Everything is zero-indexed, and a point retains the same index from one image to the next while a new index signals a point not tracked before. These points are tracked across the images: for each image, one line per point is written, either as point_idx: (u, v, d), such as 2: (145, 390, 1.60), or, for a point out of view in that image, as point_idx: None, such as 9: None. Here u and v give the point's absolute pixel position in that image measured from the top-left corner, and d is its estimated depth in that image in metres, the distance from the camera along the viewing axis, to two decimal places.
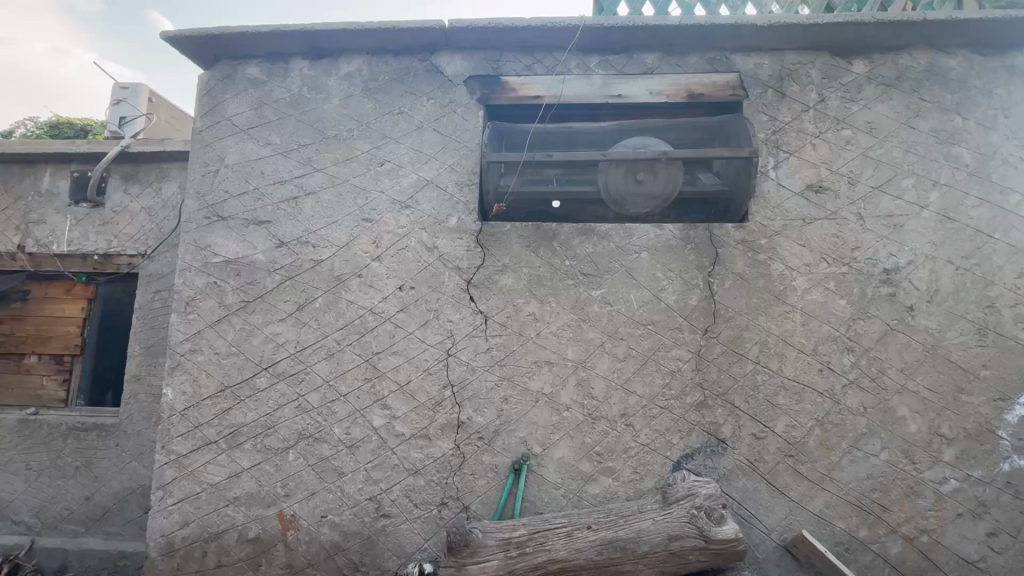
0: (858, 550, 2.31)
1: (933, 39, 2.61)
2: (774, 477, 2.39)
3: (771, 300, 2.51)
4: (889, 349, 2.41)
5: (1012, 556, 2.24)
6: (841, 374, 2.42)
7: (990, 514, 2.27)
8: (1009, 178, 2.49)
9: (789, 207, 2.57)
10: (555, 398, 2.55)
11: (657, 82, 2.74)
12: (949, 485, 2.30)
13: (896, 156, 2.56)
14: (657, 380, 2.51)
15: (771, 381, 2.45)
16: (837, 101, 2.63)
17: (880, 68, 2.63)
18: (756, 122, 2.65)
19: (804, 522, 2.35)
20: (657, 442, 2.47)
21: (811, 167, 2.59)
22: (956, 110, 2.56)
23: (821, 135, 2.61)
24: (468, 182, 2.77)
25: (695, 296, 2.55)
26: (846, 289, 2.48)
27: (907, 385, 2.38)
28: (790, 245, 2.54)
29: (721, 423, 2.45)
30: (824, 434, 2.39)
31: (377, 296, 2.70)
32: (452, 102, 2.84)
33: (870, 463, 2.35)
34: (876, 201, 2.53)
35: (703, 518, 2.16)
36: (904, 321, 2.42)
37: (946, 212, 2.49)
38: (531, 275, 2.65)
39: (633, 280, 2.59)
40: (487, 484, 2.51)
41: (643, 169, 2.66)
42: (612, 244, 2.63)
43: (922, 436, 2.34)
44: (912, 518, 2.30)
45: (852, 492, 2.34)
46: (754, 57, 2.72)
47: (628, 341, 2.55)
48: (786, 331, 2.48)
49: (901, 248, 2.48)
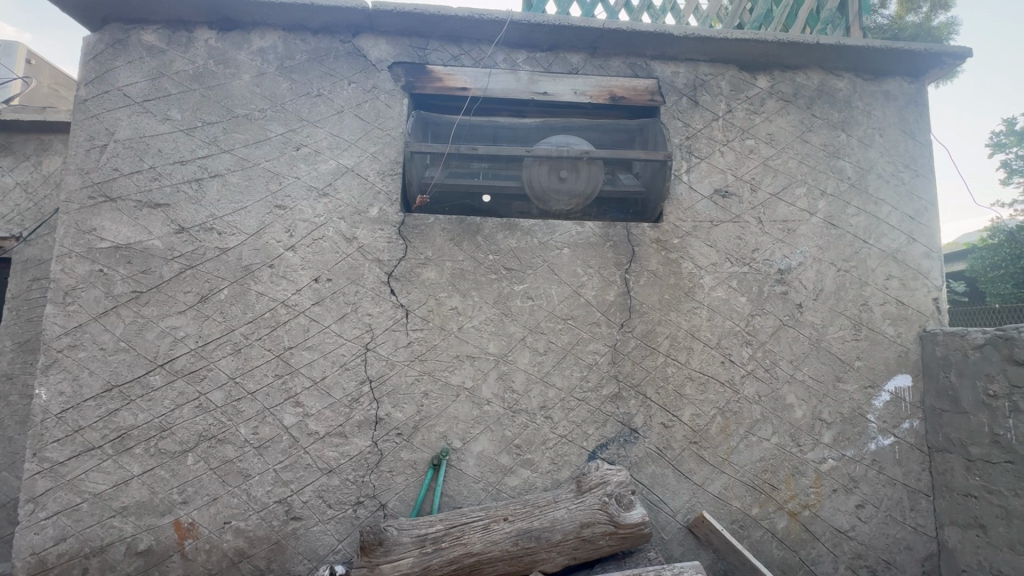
0: (750, 526, 2.52)
1: (824, 62, 2.87)
2: (680, 463, 2.54)
3: (681, 296, 2.66)
4: (781, 342, 2.64)
5: (875, 525, 2.54)
6: (741, 366, 2.62)
7: (859, 488, 2.56)
8: (882, 190, 2.80)
9: (699, 209, 2.73)
10: (476, 392, 2.55)
11: (581, 82, 2.80)
12: (827, 464, 2.57)
13: (792, 166, 2.80)
14: (575, 373, 2.58)
15: (680, 373, 2.60)
16: (742, 113, 2.83)
17: (780, 85, 2.87)
18: (672, 128, 2.79)
19: (705, 504, 2.52)
20: (574, 433, 2.54)
21: (719, 172, 2.77)
22: (842, 128, 2.84)
23: (728, 143, 2.80)
24: (390, 172, 2.68)
25: (613, 291, 2.65)
26: (746, 287, 2.68)
27: (795, 374, 2.62)
28: (699, 246, 2.70)
29: (634, 414, 2.57)
30: (724, 421, 2.58)
31: (290, 288, 2.55)
32: (375, 88, 2.74)
33: (762, 447, 2.57)
34: (773, 207, 2.75)
35: (613, 505, 2.25)
36: (794, 317, 2.67)
37: (831, 219, 2.76)
38: (454, 269, 2.62)
39: (555, 276, 2.65)
40: (406, 481, 2.47)
41: (566, 167, 2.72)
42: (534, 239, 2.66)
43: (807, 421, 2.59)
44: (797, 495, 2.55)
45: (747, 474, 2.55)
46: (672, 65, 2.86)
47: (549, 335, 2.60)
48: (693, 325, 2.64)
49: (793, 251, 2.72)
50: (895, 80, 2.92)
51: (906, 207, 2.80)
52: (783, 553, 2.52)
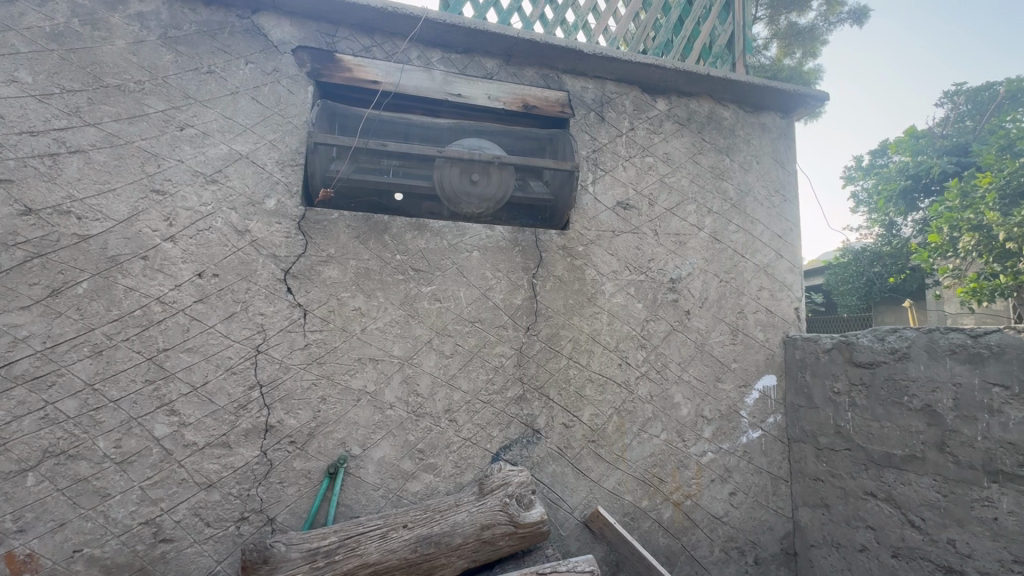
0: (640, 518, 2.70)
1: (713, 92, 3.18)
2: (578, 461, 2.66)
3: (584, 301, 2.78)
4: (671, 345, 2.87)
5: (745, 509, 2.84)
6: (636, 367, 2.80)
7: (732, 478, 2.84)
8: (758, 211, 3.15)
9: (602, 219, 2.88)
10: (378, 396, 2.46)
11: (495, 87, 2.83)
12: (706, 457, 2.82)
13: (684, 184, 3.05)
14: (481, 376, 2.59)
15: (581, 374, 2.72)
16: (643, 132, 3.03)
17: (676, 109, 3.12)
18: (580, 140, 2.92)
19: (601, 499, 2.66)
20: (478, 436, 2.55)
21: (621, 186, 2.94)
22: (727, 153, 3.16)
23: (630, 159, 2.98)
24: (291, 162, 2.52)
25: (520, 295, 2.71)
26: (642, 294, 2.87)
27: (682, 375, 2.85)
28: (601, 254, 2.85)
29: (537, 415, 2.64)
30: (620, 420, 2.74)
31: (168, 283, 2.29)
32: (277, 71, 2.56)
33: (652, 443, 2.76)
34: (667, 221, 2.98)
35: (514, 505, 2.28)
36: (683, 323, 2.90)
37: (716, 235, 3.05)
38: (359, 268, 2.52)
39: (463, 278, 2.65)
40: (298, 492, 2.32)
41: (478, 170, 2.73)
42: (444, 241, 2.65)
43: (691, 418, 2.83)
44: (681, 486, 2.77)
45: (638, 469, 2.73)
46: (581, 80, 2.99)
47: (456, 338, 2.59)
48: (594, 329, 2.77)
49: (684, 262, 2.97)
50: (771, 114, 3.31)
51: (776, 226, 3.18)
52: (667, 541, 2.72)
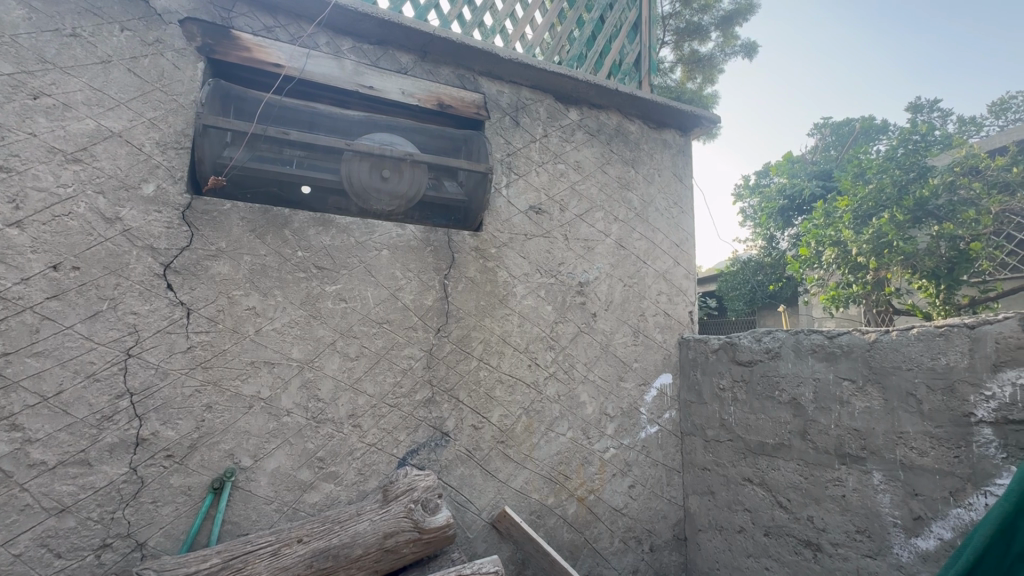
0: (545, 515, 2.77)
1: (621, 107, 3.36)
2: (486, 462, 2.66)
3: (495, 303, 2.80)
4: (579, 347, 2.98)
5: (642, 500, 3.02)
6: (544, 368, 2.87)
7: (632, 471, 3.01)
8: (659, 221, 3.37)
9: (515, 222, 2.93)
10: (273, 402, 2.29)
11: (409, 83, 2.77)
12: (609, 452, 2.97)
13: (593, 193, 3.19)
14: (388, 379, 2.51)
15: (491, 376, 2.73)
16: (556, 139, 3.12)
17: (587, 119, 3.25)
18: (494, 143, 2.94)
19: (508, 498, 2.69)
20: (384, 441, 2.47)
21: (533, 190, 3.01)
22: (632, 165, 3.35)
23: (543, 165, 3.06)
24: (175, 145, 2.27)
25: (431, 296, 2.66)
26: (552, 297, 2.95)
27: (588, 375, 2.97)
28: (513, 256, 2.89)
29: (446, 417, 2.61)
30: (528, 420, 2.79)
31: (11, 275, 1.94)
32: (160, 43, 2.29)
33: (559, 441, 2.85)
34: (577, 227, 3.10)
35: (418, 510, 2.22)
36: (589, 324, 3.03)
37: (621, 242, 3.21)
38: (254, 264, 2.33)
39: (371, 278, 2.55)
40: (176, 511, 2.08)
41: (389, 167, 2.64)
42: (351, 238, 2.53)
43: (595, 416, 2.96)
44: (585, 482, 2.88)
45: (545, 467, 2.80)
46: (497, 84, 3.02)
47: (361, 340, 2.49)
48: (505, 330, 2.80)
49: (591, 266, 3.10)
50: (672, 132, 3.56)
51: (674, 236, 3.42)
52: (572, 535, 2.81)
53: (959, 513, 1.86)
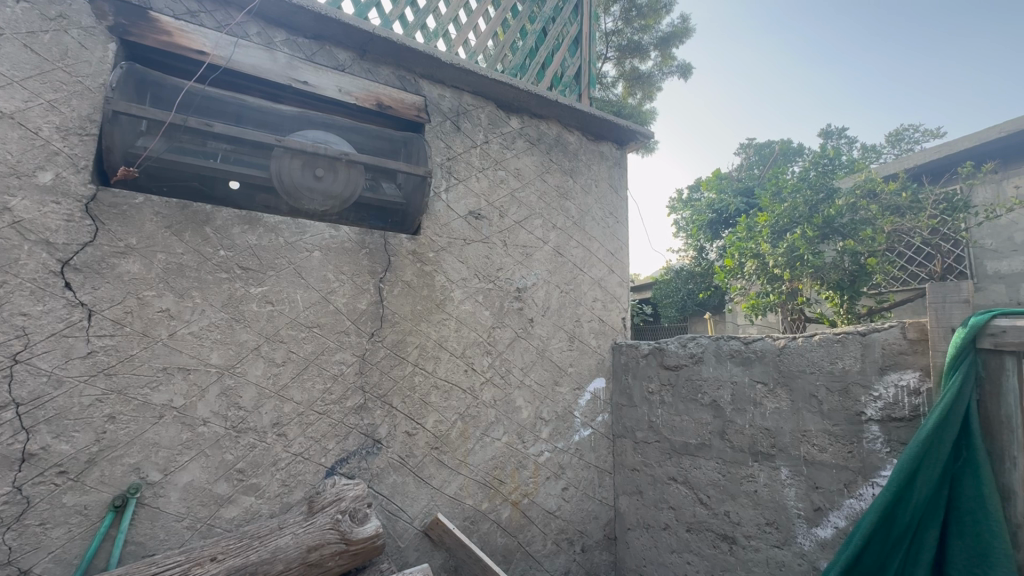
0: (479, 520, 2.77)
1: (561, 118, 3.45)
2: (420, 469, 2.63)
3: (432, 307, 2.78)
4: (515, 352, 3.01)
5: (575, 502, 3.09)
6: (480, 373, 2.87)
7: (565, 474, 3.08)
8: (595, 230, 3.48)
9: (454, 227, 2.92)
10: (188, 411, 2.14)
11: (347, 80, 2.70)
12: (543, 456, 3.01)
13: (533, 200, 3.24)
14: (317, 385, 2.42)
15: (426, 381, 2.70)
16: (496, 146, 3.15)
17: (527, 128, 3.31)
18: (434, 146, 2.92)
19: (441, 505, 2.67)
20: (311, 450, 2.37)
21: (473, 196, 3.01)
22: (571, 174, 3.44)
23: (483, 170, 3.08)
24: (78, 131, 2.08)
25: (365, 300, 2.60)
26: (489, 302, 2.97)
27: (524, 380, 3.01)
28: (451, 261, 2.88)
29: (378, 424, 2.54)
30: (463, 425, 2.78)
31: None
32: (63, 19, 2.09)
33: (494, 446, 2.86)
34: (516, 233, 3.14)
35: (346, 521, 2.14)
36: (526, 330, 3.07)
37: (559, 249, 3.29)
38: (169, 263, 2.17)
39: (301, 280, 2.45)
40: (69, 534, 1.89)
41: (323, 165, 2.55)
42: (279, 238, 2.43)
43: (530, 420, 2.99)
44: (519, 486, 2.91)
45: (479, 473, 2.80)
46: (438, 88, 3.00)
47: (289, 344, 2.38)
48: (441, 335, 2.78)
49: (529, 273, 3.14)
50: (609, 144, 3.70)
51: (610, 244, 3.54)
52: (505, 540, 2.83)
53: (852, 503, 2.06)
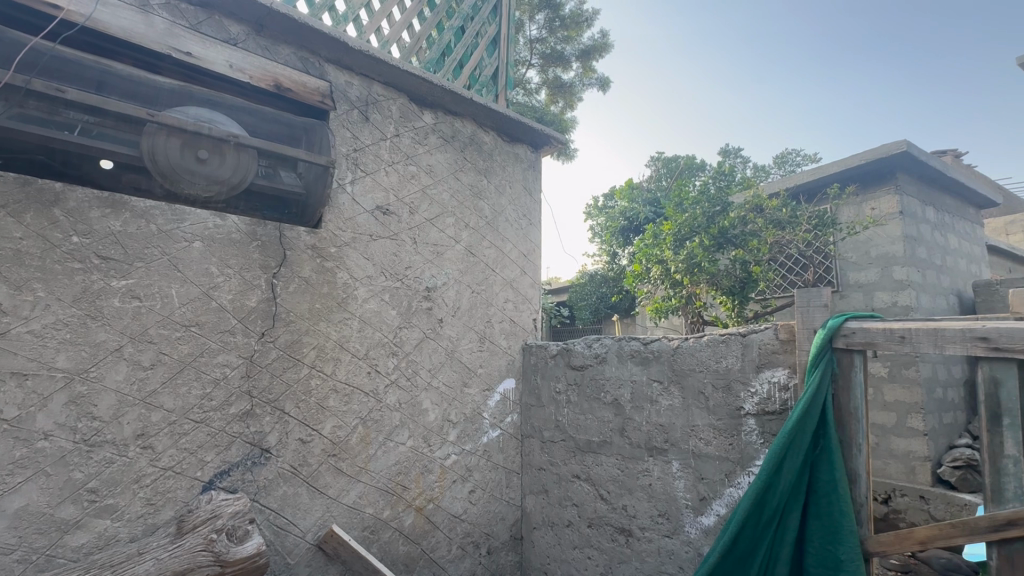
0: (380, 529, 2.66)
1: (476, 117, 3.42)
2: (314, 479, 2.46)
3: (333, 306, 2.61)
4: (423, 353, 2.92)
5: (481, 505, 3.06)
6: (385, 375, 2.75)
7: (472, 476, 3.04)
8: (508, 231, 3.49)
9: (359, 221, 2.78)
10: (24, 424, 1.83)
11: (239, 56, 2.46)
12: (450, 459, 2.95)
13: (445, 198, 3.18)
14: (193, 391, 2.18)
15: (324, 385, 2.53)
16: (408, 140, 3.05)
17: (441, 124, 3.24)
18: (339, 136, 2.76)
19: (338, 516, 2.52)
20: (184, 463, 2.13)
21: (381, 190, 2.89)
22: (485, 174, 3.42)
23: (393, 164, 2.96)
24: None
25: (254, 297, 2.39)
26: (396, 301, 2.86)
27: (431, 382, 2.92)
28: (356, 257, 2.73)
29: (267, 432, 2.35)
30: (365, 431, 2.64)
31: None
32: None
33: (398, 451, 2.75)
34: (426, 231, 3.05)
35: (222, 541, 1.94)
36: (435, 330, 2.99)
37: (470, 249, 3.25)
38: (3, 250, 1.84)
39: (177, 273, 2.20)
40: None
41: (207, 147, 2.30)
42: (151, 225, 2.16)
43: (437, 423, 2.92)
44: (424, 491, 2.83)
45: (381, 479, 2.68)
46: (345, 74, 2.84)
47: (160, 345, 2.12)
48: (342, 336, 2.63)
49: (439, 272, 3.07)
50: (524, 147, 3.72)
51: (523, 246, 3.57)
52: (407, 548, 2.74)
53: (732, 491, 2.22)
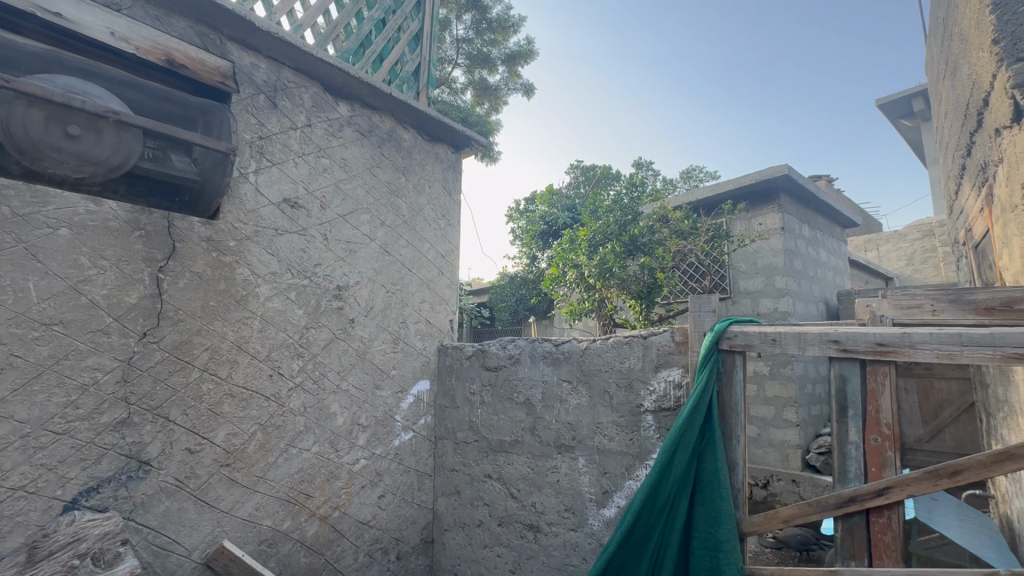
0: (279, 542, 2.51)
1: (395, 113, 3.34)
2: (204, 492, 2.27)
3: (230, 304, 2.42)
4: (332, 354, 2.79)
5: (391, 510, 2.99)
6: (289, 378, 2.60)
7: (383, 481, 2.96)
8: (426, 231, 3.44)
9: (263, 214, 2.60)
10: None
11: (123, 24, 2.19)
12: (358, 464, 2.85)
13: (360, 194, 3.07)
14: (55, 399, 1.92)
15: (217, 389, 2.34)
16: (320, 131, 2.91)
17: (357, 117, 3.12)
18: (242, 121, 2.57)
19: (230, 530, 2.34)
20: (41, 481, 1.87)
21: (289, 182, 2.73)
22: (403, 172, 3.34)
23: (303, 155, 2.81)
24: None
25: (135, 293, 2.15)
26: (303, 300, 2.71)
27: (340, 384, 2.81)
28: (258, 252, 2.56)
29: (147, 443, 2.13)
30: (264, 438, 2.48)
31: None
32: None
33: (301, 458, 2.61)
34: (338, 227, 2.92)
35: (86, 567, 1.74)
36: (346, 331, 2.87)
37: (386, 248, 3.16)
38: None
39: (36, 265, 1.93)
40: None
41: (79, 122, 2.00)
42: (3, 208, 1.88)
43: (346, 427, 2.81)
44: (329, 499, 2.71)
45: (281, 489, 2.53)
46: (251, 56, 2.66)
47: (12, 346, 1.85)
48: (241, 336, 2.44)
49: (352, 270, 2.96)
50: (444, 147, 3.70)
51: (440, 246, 3.54)
52: (309, 559, 2.61)
53: (631, 484, 2.37)
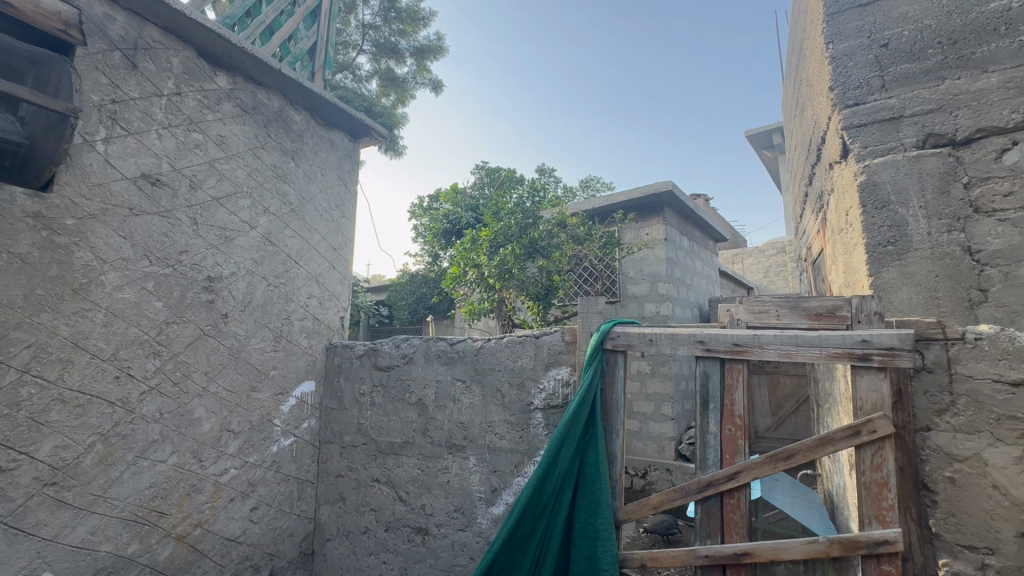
0: (121, 569, 2.17)
1: (285, 92, 3.08)
2: (19, 518, 1.90)
3: (65, 293, 2.05)
4: (197, 353, 2.49)
5: (265, 522, 2.74)
6: (141, 381, 2.27)
7: (256, 492, 2.71)
8: (316, 221, 3.22)
9: (112, 189, 2.24)
10: None
11: None
12: (226, 475, 2.58)
13: (239, 176, 2.77)
14: None
15: (43, 395, 1.97)
16: (192, 102, 2.58)
17: (239, 92, 2.82)
18: (89, 79, 2.19)
19: (55, 561, 1.98)
20: None
21: (150, 156, 2.39)
22: (292, 156, 3.09)
23: (169, 127, 2.48)
24: None
25: None
26: (164, 291, 2.38)
27: (208, 386, 2.51)
28: (106, 233, 2.20)
29: None
30: (106, 450, 2.14)
31: None
32: None
33: (155, 471, 2.29)
34: (211, 211, 2.62)
35: None
36: (216, 327, 2.58)
37: (269, 237, 2.90)
38: None
39: None
40: None
41: None
42: None
43: (213, 434, 2.52)
44: (188, 516, 2.41)
45: (127, 508, 2.20)
46: (104, 5, 2.28)
47: None
48: (78, 332, 2.08)
49: (226, 260, 2.66)
50: (340, 134, 3.50)
51: (332, 239, 3.34)
52: None
53: (518, 481, 2.41)
